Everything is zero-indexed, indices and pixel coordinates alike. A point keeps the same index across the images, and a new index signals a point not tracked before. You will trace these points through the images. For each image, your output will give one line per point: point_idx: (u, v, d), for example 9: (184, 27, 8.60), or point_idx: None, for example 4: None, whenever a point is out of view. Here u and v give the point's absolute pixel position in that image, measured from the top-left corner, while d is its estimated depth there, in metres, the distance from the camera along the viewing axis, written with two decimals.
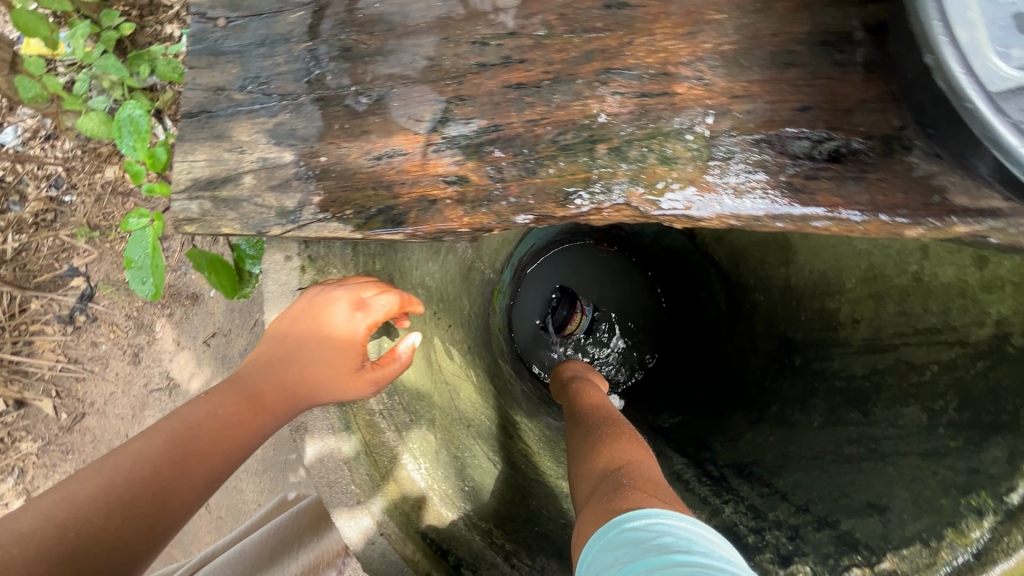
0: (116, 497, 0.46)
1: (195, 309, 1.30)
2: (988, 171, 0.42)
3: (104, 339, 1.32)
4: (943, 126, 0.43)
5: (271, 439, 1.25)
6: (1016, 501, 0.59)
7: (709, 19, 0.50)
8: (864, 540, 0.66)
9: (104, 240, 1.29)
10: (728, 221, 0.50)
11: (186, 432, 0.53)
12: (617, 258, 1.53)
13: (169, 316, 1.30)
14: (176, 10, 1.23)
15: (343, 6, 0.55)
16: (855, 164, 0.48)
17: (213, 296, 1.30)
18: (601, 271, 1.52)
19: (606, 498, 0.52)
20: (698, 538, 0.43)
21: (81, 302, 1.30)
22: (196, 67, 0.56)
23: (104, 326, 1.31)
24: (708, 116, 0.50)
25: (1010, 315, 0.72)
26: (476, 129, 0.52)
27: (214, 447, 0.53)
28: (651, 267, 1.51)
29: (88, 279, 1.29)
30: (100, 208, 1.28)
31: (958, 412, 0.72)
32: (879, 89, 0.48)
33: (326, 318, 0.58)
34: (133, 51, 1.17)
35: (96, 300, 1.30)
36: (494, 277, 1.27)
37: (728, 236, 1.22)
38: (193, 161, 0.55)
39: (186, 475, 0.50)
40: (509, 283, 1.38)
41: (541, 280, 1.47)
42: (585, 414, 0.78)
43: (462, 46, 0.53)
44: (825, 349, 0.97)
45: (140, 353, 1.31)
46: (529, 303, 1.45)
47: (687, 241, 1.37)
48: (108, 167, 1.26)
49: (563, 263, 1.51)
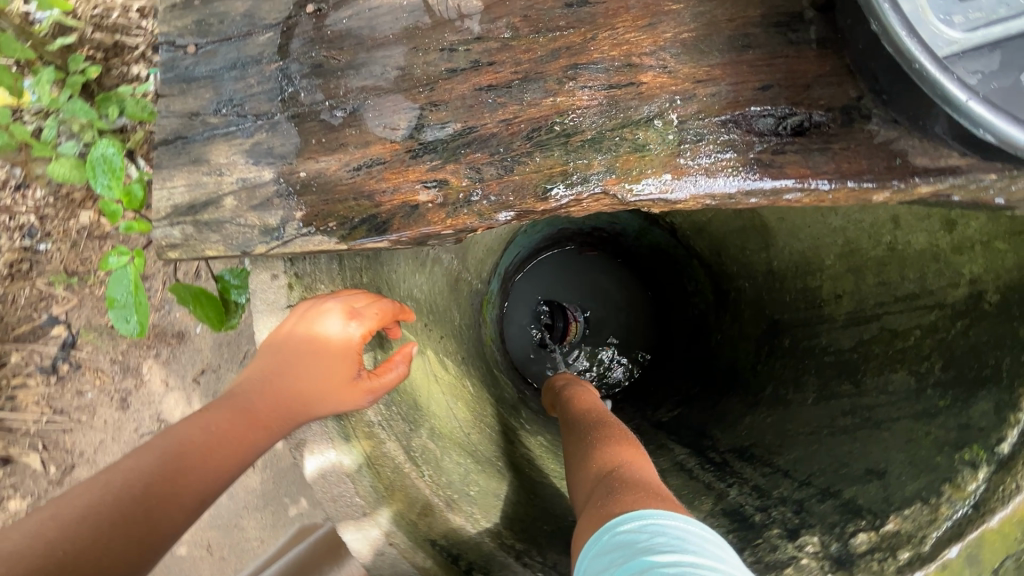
0: (108, 513, 0.44)
1: (182, 347, 1.28)
2: (943, 131, 0.45)
3: (90, 387, 1.28)
4: (896, 92, 0.45)
5: (269, 472, 1.23)
6: (1006, 451, 0.60)
7: (667, 10, 0.52)
8: (867, 505, 0.67)
9: (82, 286, 1.27)
10: (704, 201, 0.52)
11: (179, 446, 0.50)
12: (601, 260, 1.54)
13: (156, 356, 1.28)
14: (141, 50, 1.22)
15: (311, 25, 0.56)
16: (819, 136, 0.50)
17: (200, 333, 1.29)
18: (586, 274, 1.53)
19: (601, 502, 0.52)
20: (691, 537, 0.43)
21: (63, 351, 1.27)
22: (168, 94, 0.57)
23: (89, 373, 1.28)
24: (675, 102, 0.52)
25: (983, 274, 0.74)
26: (452, 132, 0.53)
27: (207, 464, 0.51)
28: (635, 266, 1.52)
29: (69, 326, 1.27)
30: (78, 253, 1.26)
31: (944, 371, 0.74)
32: (834, 63, 0.50)
33: (325, 329, 0.56)
34: (101, 95, 1.16)
35: (78, 347, 1.28)
36: (482, 287, 1.28)
37: (707, 227, 1.24)
38: (173, 188, 0.56)
39: (181, 491, 0.48)
40: (496, 294, 1.38)
41: (529, 288, 1.48)
42: (578, 421, 0.79)
43: (431, 54, 0.54)
44: (812, 327, 0.99)
45: (128, 397, 1.29)
46: (518, 313, 1.45)
47: (668, 236, 1.39)
48: (82, 211, 1.25)
49: (548, 270, 1.51)
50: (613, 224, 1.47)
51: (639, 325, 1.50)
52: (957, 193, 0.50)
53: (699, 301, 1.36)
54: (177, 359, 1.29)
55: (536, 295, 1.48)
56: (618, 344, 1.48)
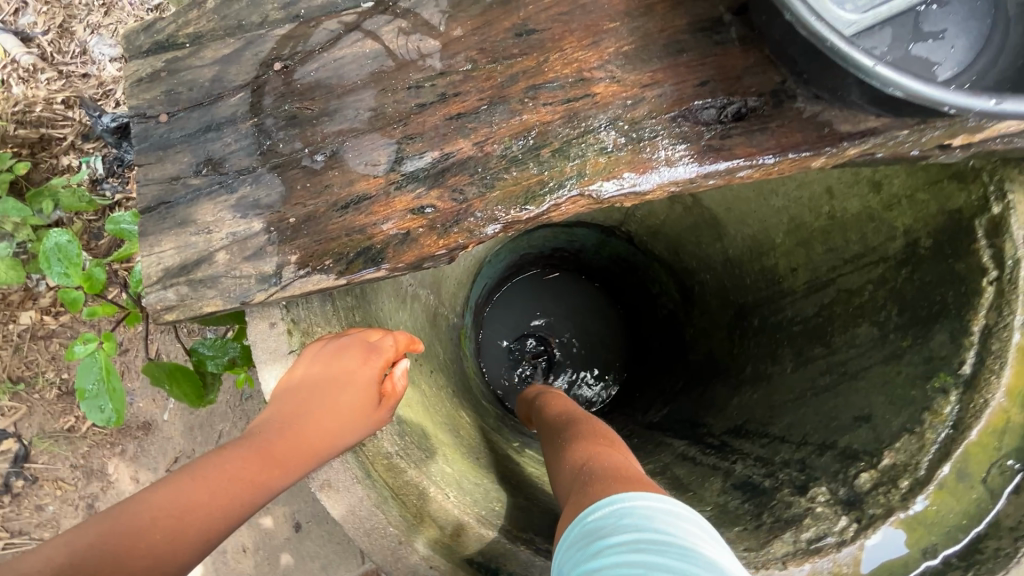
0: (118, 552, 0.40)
1: (150, 438, 1.23)
2: (860, 96, 0.53)
3: (49, 500, 1.21)
4: (814, 71, 0.53)
5: (260, 555, 1.17)
6: (969, 370, 0.67)
7: (606, 28, 0.58)
8: (862, 448, 0.72)
9: (30, 391, 1.20)
10: (669, 188, 0.57)
11: (189, 487, 0.46)
12: (566, 280, 1.59)
13: (122, 453, 1.22)
14: (69, 140, 1.19)
15: (280, 81, 0.59)
16: (757, 119, 0.57)
17: (168, 419, 1.24)
18: (554, 296, 1.58)
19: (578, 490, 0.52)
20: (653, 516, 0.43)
21: (14, 466, 1.19)
22: (145, 164, 0.58)
23: (48, 484, 1.20)
24: (628, 105, 0.57)
25: (913, 225, 0.81)
26: (431, 160, 0.57)
27: (223, 505, 0.47)
28: (599, 280, 1.58)
29: (19, 439, 1.19)
30: (20, 358, 1.19)
31: (900, 315, 0.81)
32: (756, 55, 0.57)
33: (345, 362, 0.58)
34: (31, 190, 1.11)
35: (32, 458, 1.20)
36: (458, 320, 1.30)
37: (662, 229, 1.32)
38: (161, 252, 0.56)
39: (194, 534, 0.44)
40: (471, 326, 1.39)
41: (501, 318, 1.51)
42: (553, 423, 0.79)
43: (399, 93, 0.58)
44: (776, 303, 1.06)
45: (95, 503, 1.21)
46: (494, 345, 1.47)
47: (627, 245, 1.46)
48: (23, 313, 1.19)
49: (517, 296, 1.54)
50: (572, 242, 1.51)
51: (611, 337, 1.55)
52: (880, 150, 0.57)
53: (666, 301, 1.41)
54: (146, 451, 1.23)
55: (509, 324, 1.51)
56: (595, 358, 1.52)
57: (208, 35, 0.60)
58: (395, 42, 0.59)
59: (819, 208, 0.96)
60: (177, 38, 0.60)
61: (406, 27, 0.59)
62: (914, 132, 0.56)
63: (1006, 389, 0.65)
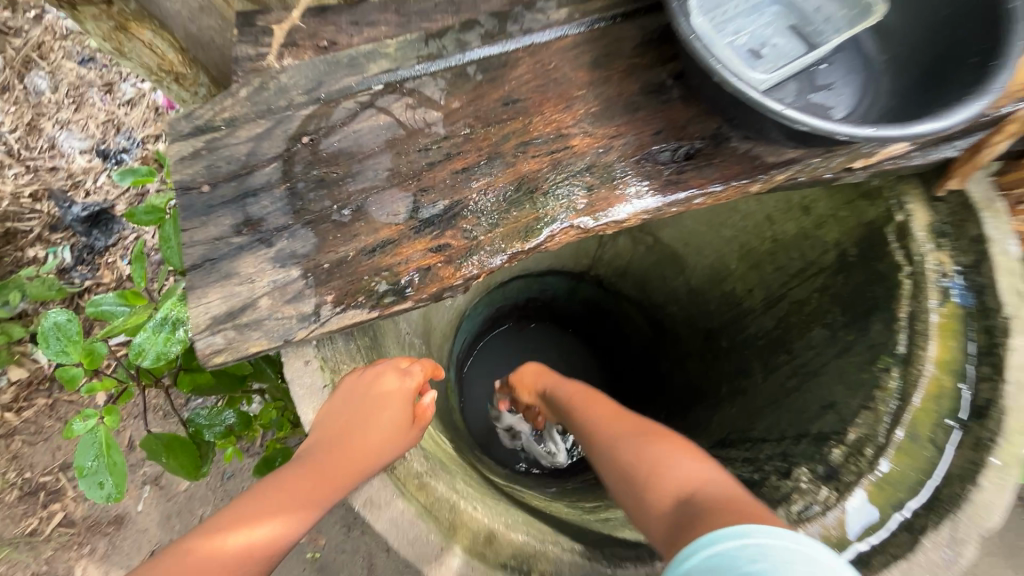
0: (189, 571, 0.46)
1: (122, 534, 1.23)
2: (779, 133, 0.67)
3: None
4: (741, 117, 0.69)
5: None
6: (904, 349, 0.79)
7: (576, 96, 0.72)
8: (831, 429, 0.82)
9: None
10: (642, 216, 0.70)
11: (251, 507, 0.52)
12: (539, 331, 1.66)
13: (92, 553, 1.22)
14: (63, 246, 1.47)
15: (307, 151, 0.69)
16: (703, 157, 0.71)
17: (142, 511, 1.25)
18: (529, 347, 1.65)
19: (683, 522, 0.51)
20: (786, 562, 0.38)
21: None
22: (190, 227, 0.66)
23: None
24: (601, 152, 0.71)
25: (839, 239, 0.98)
26: (443, 208, 0.68)
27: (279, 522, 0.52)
28: (571, 325, 1.67)
29: None
30: None
31: (843, 314, 0.95)
32: (696, 109, 0.72)
33: (381, 384, 0.65)
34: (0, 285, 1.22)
35: None
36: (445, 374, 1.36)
37: (629, 269, 1.47)
38: (208, 302, 0.63)
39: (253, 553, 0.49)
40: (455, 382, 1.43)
41: (484, 370, 1.57)
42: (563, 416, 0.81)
43: (411, 154, 0.69)
44: (741, 322, 1.20)
45: None
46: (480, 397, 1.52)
47: (597, 288, 1.60)
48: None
49: (495, 351, 1.60)
50: (543, 291, 1.61)
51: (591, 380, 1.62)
52: (801, 174, 0.72)
53: (639, 336, 1.53)
54: (118, 548, 1.23)
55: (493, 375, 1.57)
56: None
57: (242, 118, 0.70)
58: (405, 115, 0.71)
59: (761, 233, 1.13)
60: (213, 121, 0.71)
61: (413, 103, 0.72)
62: (825, 159, 0.71)
63: (933, 359, 0.76)
